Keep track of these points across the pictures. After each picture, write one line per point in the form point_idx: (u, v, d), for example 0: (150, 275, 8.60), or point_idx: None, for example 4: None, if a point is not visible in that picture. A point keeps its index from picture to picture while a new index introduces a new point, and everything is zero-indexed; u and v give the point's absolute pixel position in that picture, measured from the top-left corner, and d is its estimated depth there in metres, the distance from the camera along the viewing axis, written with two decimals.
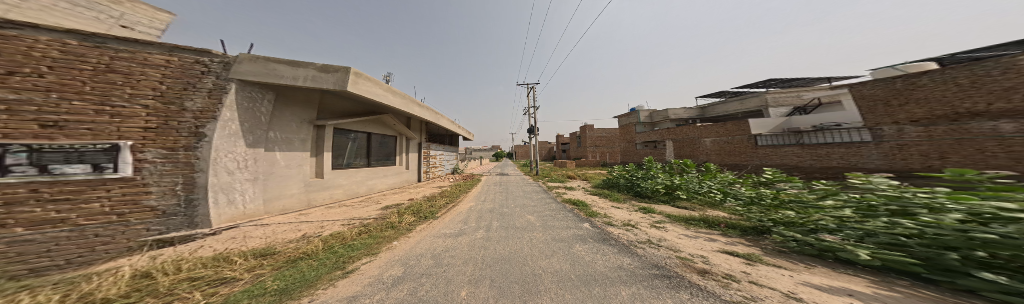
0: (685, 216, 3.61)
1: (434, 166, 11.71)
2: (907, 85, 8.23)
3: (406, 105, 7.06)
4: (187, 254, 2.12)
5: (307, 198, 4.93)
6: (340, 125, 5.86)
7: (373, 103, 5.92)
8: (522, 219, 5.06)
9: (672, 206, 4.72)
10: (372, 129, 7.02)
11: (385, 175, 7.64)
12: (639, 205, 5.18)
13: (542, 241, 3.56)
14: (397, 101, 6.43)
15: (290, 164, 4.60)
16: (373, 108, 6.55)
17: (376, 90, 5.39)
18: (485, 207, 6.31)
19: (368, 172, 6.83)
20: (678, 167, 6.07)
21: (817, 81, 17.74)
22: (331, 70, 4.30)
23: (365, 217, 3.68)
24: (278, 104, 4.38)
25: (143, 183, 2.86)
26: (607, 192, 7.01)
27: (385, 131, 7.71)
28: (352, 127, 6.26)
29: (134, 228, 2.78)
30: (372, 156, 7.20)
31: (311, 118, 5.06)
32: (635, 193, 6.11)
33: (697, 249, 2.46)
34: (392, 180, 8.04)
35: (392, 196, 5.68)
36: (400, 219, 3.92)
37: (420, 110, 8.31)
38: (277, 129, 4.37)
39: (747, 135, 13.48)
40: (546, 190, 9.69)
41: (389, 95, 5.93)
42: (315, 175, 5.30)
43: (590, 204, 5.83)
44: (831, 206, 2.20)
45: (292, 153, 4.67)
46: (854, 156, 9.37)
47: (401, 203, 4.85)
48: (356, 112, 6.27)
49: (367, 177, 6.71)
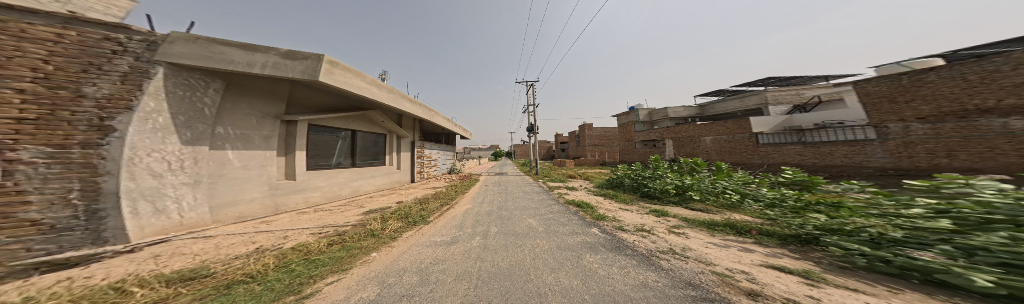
0: (706, 221, 3.21)
1: (428, 165, 11.23)
2: (913, 81, 7.94)
3: (396, 101, 6.59)
4: (74, 281, 1.60)
5: (273, 204, 4.41)
6: (316, 121, 5.34)
7: (356, 98, 5.44)
8: (524, 223, 4.63)
9: (685, 208, 4.36)
10: (358, 127, 6.53)
11: (373, 176, 7.13)
12: (649, 207, 4.83)
13: (547, 251, 3.13)
14: (384, 96, 5.92)
15: (250, 165, 4.07)
16: (358, 104, 6.08)
17: (358, 83, 4.92)
18: (483, 210, 5.87)
19: (354, 173, 6.32)
20: (688, 166, 5.73)
21: (815, 79, 17.74)
22: (298, 56, 3.80)
23: (340, 224, 3.19)
24: (232, 96, 3.83)
25: (18, 191, 2.15)
26: (612, 192, 6.66)
27: (373, 129, 7.21)
28: (333, 125, 5.77)
29: (8, 249, 2.05)
30: (359, 155, 6.72)
31: (277, 113, 4.52)
32: (643, 195, 5.76)
33: (734, 263, 2.03)
34: (381, 181, 7.51)
35: (378, 199, 5.16)
36: (384, 226, 3.42)
37: (412, 106, 7.82)
38: (230, 123, 3.83)
39: (748, 134, 13.32)
40: (547, 191, 9.25)
41: (374, 89, 5.46)
42: (286, 177, 4.77)
43: (596, 206, 5.46)
44: (908, 215, 1.78)
45: (254, 151, 4.14)
46: (859, 155, 9.18)
47: (388, 207, 4.37)
48: (336, 107, 5.77)
49: (351, 179, 6.18)
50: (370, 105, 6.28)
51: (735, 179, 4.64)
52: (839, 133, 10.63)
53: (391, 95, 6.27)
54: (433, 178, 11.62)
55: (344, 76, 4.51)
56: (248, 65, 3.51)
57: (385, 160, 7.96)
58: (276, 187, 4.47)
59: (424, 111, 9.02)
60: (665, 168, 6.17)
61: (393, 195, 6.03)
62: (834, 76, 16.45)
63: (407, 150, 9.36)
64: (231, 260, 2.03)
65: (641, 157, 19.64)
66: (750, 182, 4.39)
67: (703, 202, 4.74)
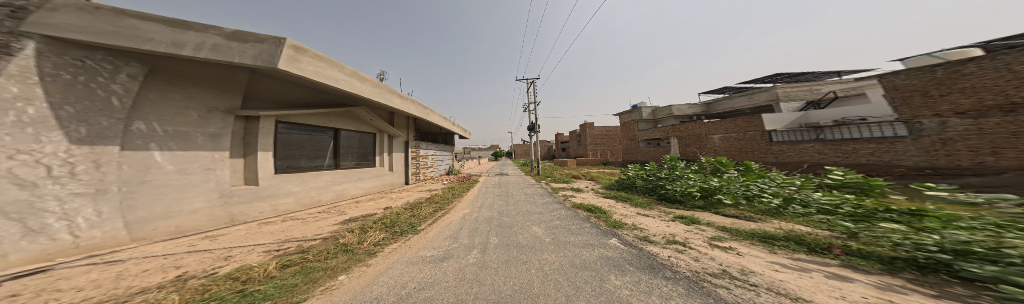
0: (757, 232, 2.63)
1: (425, 166, 10.70)
2: (949, 73, 7.27)
3: (385, 97, 6.07)
4: None
5: (229, 214, 3.74)
6: (286, 117, 4.74)
7: (335, 92, 4.91)
8: (528, 232, 4.06)
9: (715, 213, 3.77)
10: (341, 124, 5.99)
11: (361, 179, 6.57)
12: (671, 212, 4.26)
13: (560, 269, 2.56)
14: (369, 90, 5.39)
15: (189, 169, 3.32)
16: (340, 99, 5.55)
17: (335, 74, 4.39)
18: (484, 216, 5.31)
19: (336, 175, 5.73)
20: (709, 166, 5.16)
21: (827, 75, 17.12)
22: (248, 38, 3.15)
23: (308, 237, 2.55)
24: (162, 84, 3.10)
25: None
26: (624, 194, 6.09)
27: (360, 127, 6.68)
28: (310, 122, 5.22)
29: None
30: (345, 156, 6.18)
31: (231, 107, 3.84)
32: (662, 198, 5.16)
33: (835, 299, 1.40)
34: (370, 185, 6.92)
35: (361, 205, 4.56)
36: (363, 238, 2.83)
37: (404, 103, 7.29)
38: (159, 118, 3.08)
39: (760, 131, 12.71)
40: (552, 194, 8.68)
41: (357, 82, 4.93)
42: (245, 181, 4.11)
43: (610, 211, 4.88)
44: None
45: (197, 152, 3.42)
46: (888, 153, 8.54)
47: (371, 214, 3.79)
48: (313, 102, 5.21)
49: (331, 182, 5.57)
50: (355, 101, 5.76)
51: (772, 180, 4.05)
52: (861, 130, 9.96)
53: (378, 90, 5.78)
54: (430, 179, 11.08)
55: (315, 65, 3.96)
56: (177, 45, 2.75)
57: (375, 161, 7.41)
58: (231, 194, 3.77)
59: (418, 108, 8.49)
60: (683, 168, 5.59)
61: (381, 200, 5.44)
62: (846, 72, 15.84)
63: (401, 150, 8.81)
64: (129, 296, 1.40)
65: (646, 157, 19.07)
66: (791, 184, 3.80)
67: (736, 207, 4.12)
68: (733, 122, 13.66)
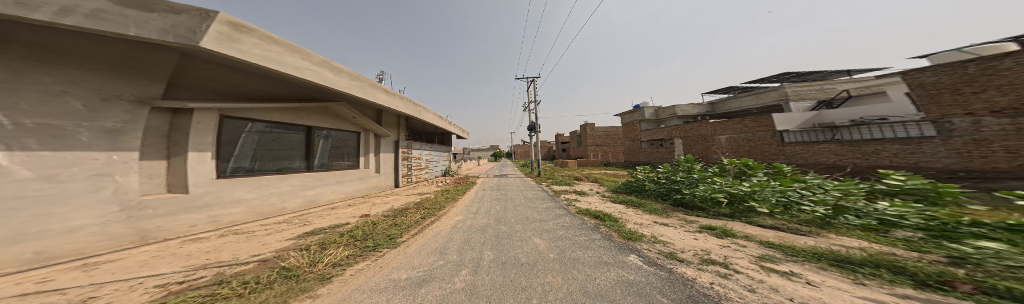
0: (826, 250, 1.99)
1: (418, 168, 10.15)
2: (982, 69, 6.67)
3: (366, 92, 5.54)
4: None
5: (142, 230, 2.94)
6: (234, 112, 4.04)
7: (302, 85, 4.35)
8: (529, 246, 3.58)
9: (746, 223, 3.22)
10: (315, 122, 5.46)
11: (339, 182, 5.94)
12: (691, 220, 3.76)
13: (570, 299, 1.96)
14: (345, 84, 4.84)
15: (64, 176, 2.42)
16: (314, 94, 5.01)
17: (298, 62, 3.85)
18: (481, 224, 4.78)
19: (305, 178, 5.10)
20: (734, 168, 4.58)
21: (836, 74, 16.62)
22: (156, 6, 2.36)
23: (240, 260, 1.99)
24: (18, 62, 2.21)
25: None
26: (636, 200, 5.69)
27: (339, 124, 6.13)
28: (274, 118, 4.62)
29: None
30: (318, 156, 5.61)
31: (142, 96, 3.00)
32: (680, 203, 4.61)
33: None
34: (350, 189, 6.29)
35: (328, 214, 4.01)
36: (311, 261, 2.24)
37: (391, 99, 6.74)
38: (11, 107, 2.17)
39: (770, 131, 12.28)
40: (555, 198, 8.13)
41: (328, 72, 4.40)
42: (167, 188, 3.32)
43: (621, 218, 4.39)
44: None
45: (80, 153, 2.52)
46: (914, 154, 7.99)
47: (340, 225, 3.37)
48: (277, 95, 4.61)
49: (298, 186, 4.92)
50: (332, 96, 5.24)
51: (816, 187, 3.44)
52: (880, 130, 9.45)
53: (357, 83, 5.25)
54: (424, 182, 10.54)
55: (265, 49, 3.36)
56: (25, 5, 1.81)
57: (359, 162, 6.92)
58: (143, 205, 2.96)
59: (408, 106, 7.93)
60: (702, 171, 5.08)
61: (358, 207, 4.85)
62: (857, 71, 15.33)
63: (389, 150, 8.24)
64: None
65: (650, 158, 18.67)
66: (846, 191, 3.17)
67: (774, 217, 3.50)
68: (741, 122, 13.35)
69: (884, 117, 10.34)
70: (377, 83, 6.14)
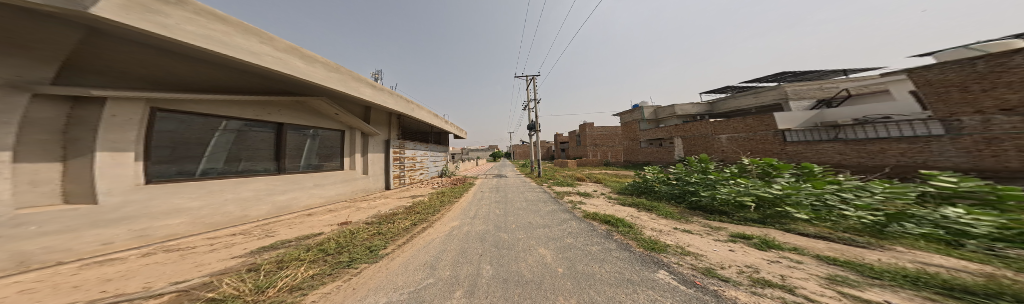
0: (925, 273, 1.54)
1: (411, 168, 9.63)
2: (992, 66, 6.49)
3: (347, 85, 5.01)
4: None
5: (20, 254, 2.05)
6: (175, 105, 3.32)
7: (268, 75, 3.79)
8: (535, 257, 3.19)
9: (782, 230, 2.85)
10: (289, 118, 4.89)
11: (316, 186, 5.30)
12: (712, 224, 3.48)
13: None
14: (320, 75, 4.27)
15: None
16: (286, 87, 4.45)
17: (258, 47, 3.28)
18: (482, 231, 4.37)
19: (274, 181, 4.45)
20: (753, 169, 4.24)
21: (832, 73, 16.71)
22: None
23: (148, 292, 1.62)
24: None
25: None
26: (646, 202, 5.49)
27: (317, 121, 5.55)
28: (231, 112, 3.95)
29: None
30: (292, 157, 5.05)
31: (25, 80, 2.24)
32: (699, 207, 4.29)
33: None
34: (330, 193, 5.65)
35: (297, 223, 3.44)
36: (249, 291, 1.72)
37: (379, 95, 6.21)
38: None
39: (772, 131, 12.26)
40: (558, 201, 7.78)
41: (298, 60, 3.86)
42: (64, 199, 2.51)
43: (635, 223, 4.25)
44: None
45: None
46: (921, 153, 7.80)
47: (314, 235, 2.98)
48: (235, 87, 3.95)
49: (266, 192, 4.26)
50: (309, 90, 4.71)
51: (853, 191, 3.07)
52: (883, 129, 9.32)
53: (336, 75, 4.72)
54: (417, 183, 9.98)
55: (203, 25, 2.69)
56: None
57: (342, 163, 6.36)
58: (19, 221, 2.06)
59: (399, 103, 7.42)
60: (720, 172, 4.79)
61: (338, 213, 4.26)
62: (853, 70, 15.43)
63: (379, 150, 7.68)
64: None
65: (649, 158, 18.64)
66: (887, 195, 2.81)
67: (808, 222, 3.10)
68: (741, 121, 13.30)
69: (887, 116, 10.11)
70: (361, 76, 5.64)
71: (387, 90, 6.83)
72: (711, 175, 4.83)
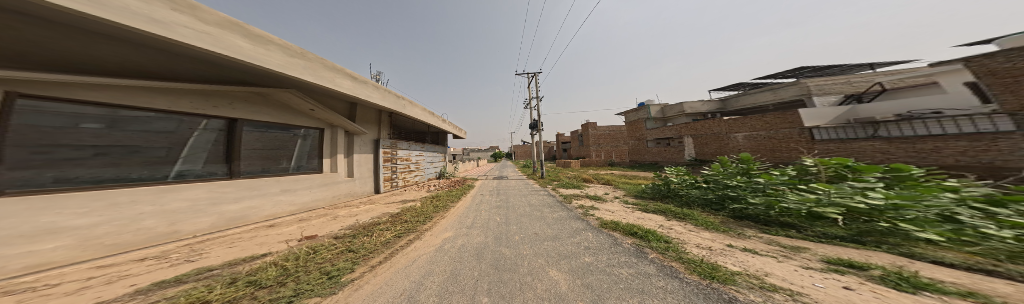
0: None
1: (405, 170, 9.20)
2: None
3: (317, 75, 4.37)
4: None
5: None
6: (61, 91, 2.53)
7: (201, 57, 3.04)
8: (545, 284, 2.41)
9: (909, 258, 2.01)
10: (242, 111, 4.21)
11: (284, 191, 4.65)
12: (773, 239, 2.75)
13: None
14: (275, 60, 3.58)
15: None
16: (234, 74, 3.75)
17: (169, 15, 2.46)
18: (479, 247, 3.68)
19: (224, 187, 3.79)
20: (821, 171, 3.40)
21: (856, 68, 15.67)
22: None
23: None
24: None
25: None
26: (670, 208, 4.79)
27: (281, 116, 4.93)
28: (153, 103, 3.19)
29: None
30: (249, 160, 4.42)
31: None
32: (750, 217, 3.50)
33: None
34: (302, 199, 5.00)
35: (241, 240, 2.58)
36: None
37: (363, 91, 5.74)
38: None
39: (797, 128, 11.35)
40: (566, 207, 7.04)
41: (240, 39, 3.11)
42: None
43: (667, 234, 3.55)
44: None
45: None
46: (990, 152, 6.79)
47: (258, 256, 2.09)
48: (158, 69, 3.18)
49: (210, 201, 3.60)
50: (267, 79, 4.06)
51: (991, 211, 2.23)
52: (926, 126, 8.44)
53: (300, 61, 4.06)
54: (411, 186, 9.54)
55: None
56: None
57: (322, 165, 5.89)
58: None
59: (388, 99, 6.91)
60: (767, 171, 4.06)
61: (310, 221, 3.63)
62: (880, 64, 14.42)
63: (367, 151, 7.18)
64: None
65: (657, 157, 17.79)
66: None
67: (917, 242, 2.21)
68: (760, 119, 12.42)
69: (937, 111, 9.07)
70: (337, 65, 5.01)
71: (373, 84, 6.22)
72: (757, 178, 4.04)
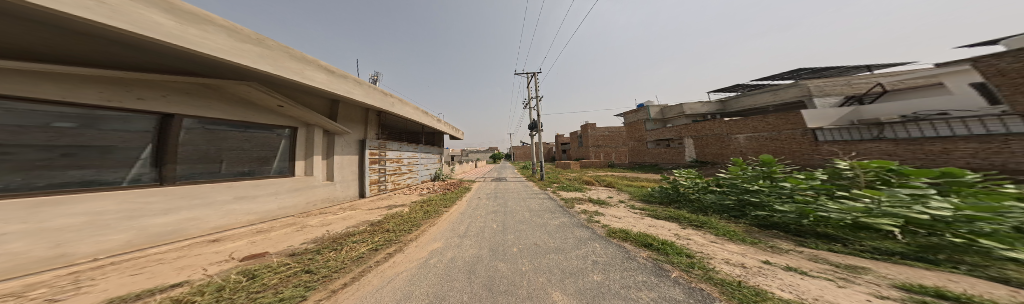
0: None
1: (395, 172, 9.03)
2: None
3: (276, 64, 4.00)
4: None
5: None
6: None
7: (109, 36, 2.51)
8: None
9: (1003, 284, 1.58)
10: (182, 105, 3.66)
11: (239, 199, 4.20)
12: (804, 251, 2.47)
13: None
14: (218, 45, 3.16)
15: None
16: (166, 60, 3.21)
17: None
18: (468, 263, 3.25)
19: (148, 195, 3.18)
20: (859, 174, 3.12)
21: (853, 70, 15.70)
22: None
23: None
24: None
25: None
26: (685, 215, 4.58)
27: (241, 112, 4.47)
28: (63, 95, 2.65)
29: None
30: (190, 163, 3.85)
31: None
32: (785, 227, 3.15)
33: None
34: (264, 208, 4.55)
35: (156, 264, 2.36)
36: None
37: (337, 85, 5.48)
38: None
39: (799, 129, 11.20)
40: (568, 212, 6.66)
41: (160, 14, 2.61)
42: None
43: (686, 246, 3.22)
44: None
45: None
46: (1002, 153, 6.60)
47: (156, 291, 1.70)
48: (58, 52, 2.61)
49: (122, 214, 2.94)
50: (211, 68, 3.58)
51: None
52: (933, 127, 8.37)
53: (252, 48, 3.64)
54: (402, 189, 9.27)
55: None
56: None
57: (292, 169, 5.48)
58: None
59: (372, 94, 6.79)
60: (789, 172, 3.80)
61: (267, 235, 3.71)
62: (878, 66, 14.45)
63: (349, 152, 7.08)
64: None
65: (656, 159, 17.60)
66: None
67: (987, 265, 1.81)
68: (762, 120, 12.30)
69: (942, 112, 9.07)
70: (302, 55, 4.63)
71: (354, 79, 6.11)
72: (783, 182, 3.74)
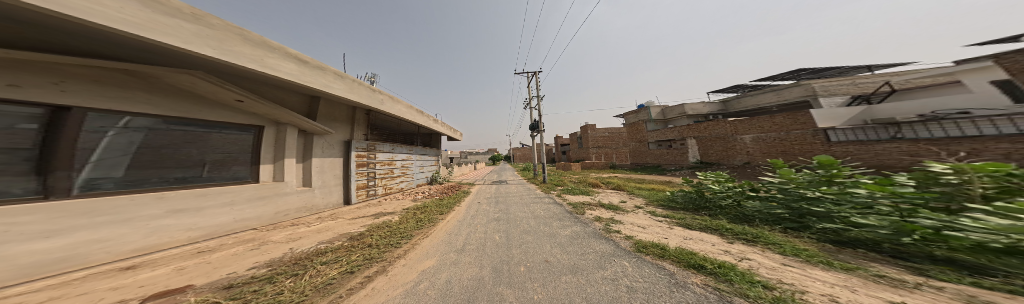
0: None
1: (387, 175, 8.19)
2: None
3: (223, 48, 3.21)
4: None
5: None
6: None
7: None
8: None
9: None
10: (80, 94, 2.82)
11: (172, 213, 3.38)
12: (926, 283, 1.83)
13: None
14: (128, 17, 2.37)
15: None
16: (50, 33, 2.40)
17: None
18: (469, 290, 2.49)
19: (18, 214, 2.30)
20: (969, 180, 2.47)
21: (853, 70, 15.68)
22: None
23: None
24: None
25: None
26: (727, 225, 3.96)
27: (179, 105, 3.65)
28: None
29: None
30: (93, 170, 3.00)
31: None
32: (880, 248, 2.49)
33: None
34: (211, 222, 3.75)
35: None
36: None
37: (313, 77, 4.68)
38: None
39: (809, 129, 10.87)
40: (580, 219, 5.91)
41: None
42: None
43: (751, 269, 2.56)
44: None
45: None
46: None
47: None
48: None
49: None
50: (125, 47, 2.78)
51: None
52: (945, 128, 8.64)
53: (186, 25, 2.86)
54: (394, 193, 8.43)
55: None
56: None
57: (254, 174, 4.64)
58: None
59: (358, 90, 5.99)
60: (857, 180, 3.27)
61: (206, 257, 3.00)
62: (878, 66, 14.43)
63: (331, 154, 6.23)
64: None
65: (659, 160, 17.18)
66: None
67: None
68: (770, 119, 11.99)
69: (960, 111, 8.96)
70: (264, 39, 3.85)
71: (335, 72, 5.33)
72: (856, 189, 3.12)
